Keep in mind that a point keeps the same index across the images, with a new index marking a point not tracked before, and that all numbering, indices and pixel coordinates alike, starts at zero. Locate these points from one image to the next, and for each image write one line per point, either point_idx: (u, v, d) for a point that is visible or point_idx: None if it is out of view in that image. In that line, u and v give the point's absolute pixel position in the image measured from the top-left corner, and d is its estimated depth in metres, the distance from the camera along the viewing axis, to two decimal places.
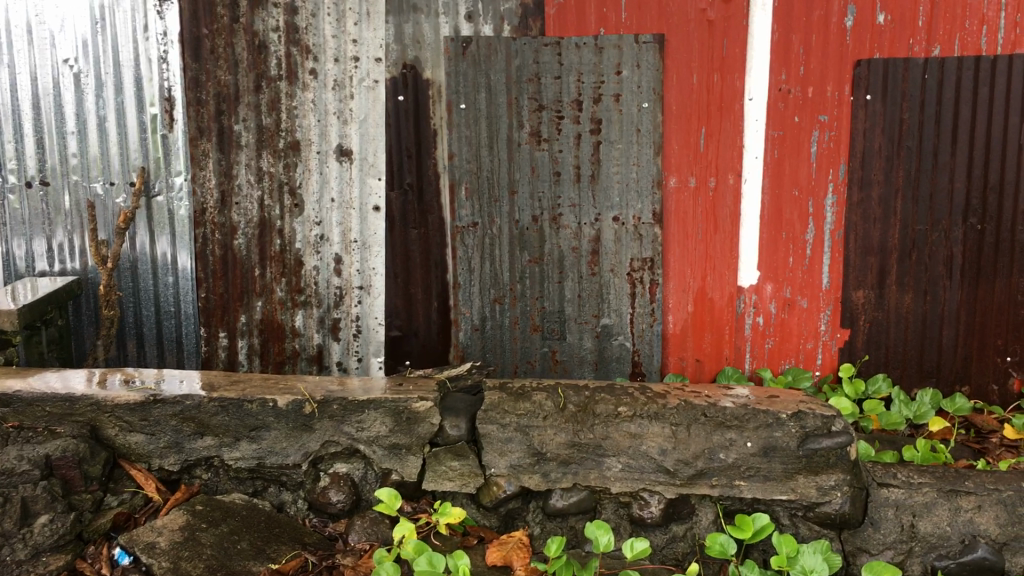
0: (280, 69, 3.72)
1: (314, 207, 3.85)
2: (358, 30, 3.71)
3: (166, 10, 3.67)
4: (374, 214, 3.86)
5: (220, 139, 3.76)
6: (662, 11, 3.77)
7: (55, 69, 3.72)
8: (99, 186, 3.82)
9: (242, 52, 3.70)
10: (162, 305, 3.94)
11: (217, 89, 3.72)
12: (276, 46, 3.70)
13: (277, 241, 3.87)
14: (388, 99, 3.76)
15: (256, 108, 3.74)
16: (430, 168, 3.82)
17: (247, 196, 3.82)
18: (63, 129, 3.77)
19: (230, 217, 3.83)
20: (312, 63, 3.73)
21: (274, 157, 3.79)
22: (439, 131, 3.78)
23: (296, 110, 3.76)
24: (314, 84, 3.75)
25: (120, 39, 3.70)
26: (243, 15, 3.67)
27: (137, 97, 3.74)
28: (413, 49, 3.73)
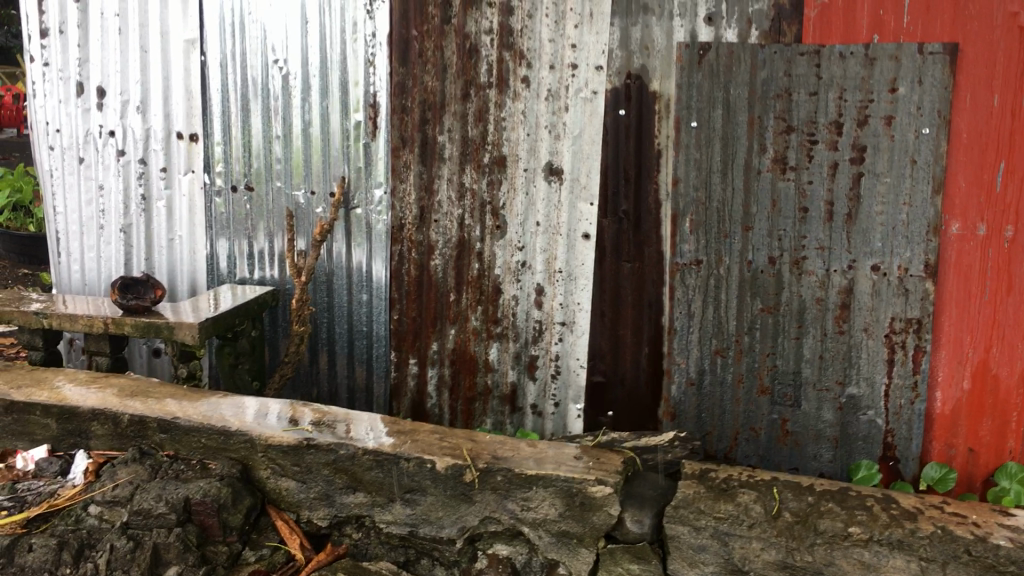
0: (491, 76, 3.32)
1: (517, 230, 3.44)
2: (579, 33, 3.22)
3: (376, 8, 3.38)
4: (582, 243, 3.38)
5: (423, 151, 3.44)
6: (957, 17, 3.00)
7: (266, 70, 3.53)
8: (301, 195, 3.61)
9: (452, 56, 3.34)
10: (355, 324, 3.69)
11: (423, 96, 3.40)
12: (488, 50, 3.31)
13: (476, 266, 3.50)
14: (608, 113, 3.26)
15: (462, 118, 3.38)
16: (650, 194, 3.29)
17: (447, 213, 3.48)
18: (270, 132, 3.58)
19: (428, 235, 3.51)
20: (525, 70, 3.30)
21: (477, 173, 3.42)
22: (663, 152, 3.25)
23: (504, 122, 3.35)
24: (525, 93, 3.31)
25: (329, 39, 3.44)
26: (455, 15, 3.31)
27: (343, 102, 3.48)
28: (641, 57, 3.20)
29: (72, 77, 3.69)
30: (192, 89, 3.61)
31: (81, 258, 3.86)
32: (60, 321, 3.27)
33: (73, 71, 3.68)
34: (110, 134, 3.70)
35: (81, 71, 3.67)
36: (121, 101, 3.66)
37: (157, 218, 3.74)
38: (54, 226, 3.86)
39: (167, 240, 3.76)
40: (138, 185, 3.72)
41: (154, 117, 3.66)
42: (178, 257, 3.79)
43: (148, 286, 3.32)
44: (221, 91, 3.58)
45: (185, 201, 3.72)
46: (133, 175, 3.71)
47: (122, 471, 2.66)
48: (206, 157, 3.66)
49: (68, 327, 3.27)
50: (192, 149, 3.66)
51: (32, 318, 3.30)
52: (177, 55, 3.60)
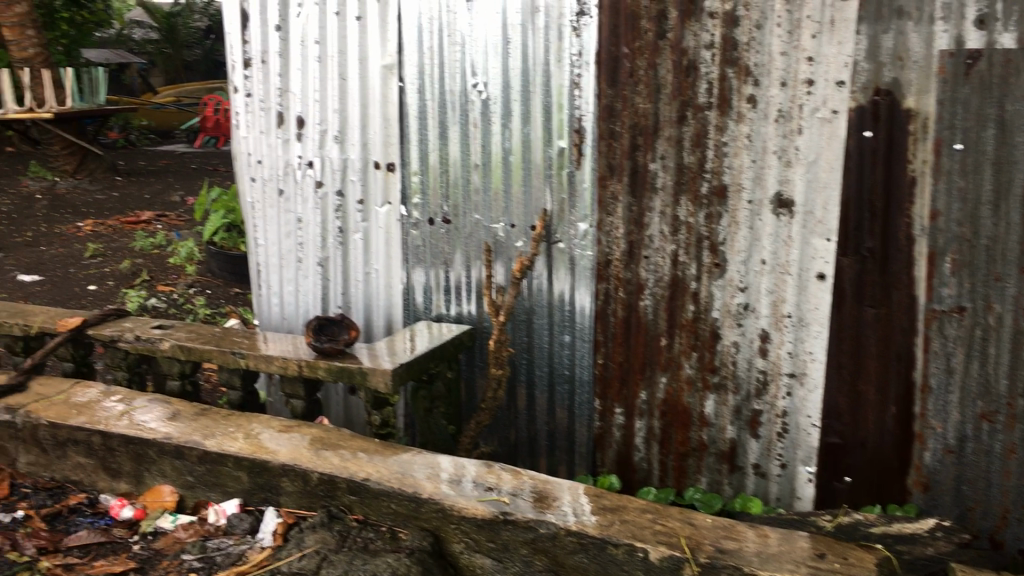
0: (711, 95, 2.96)
1: (739, 268, 3.04)
2: (817, 44, 2.79)
3: (584, 26, 3.07)
4: (815, 284, 2.94)
5: (633, 180, 3.12)
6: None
7: (465, 95, 3.30)
8: (500, 228, 3.36)
9: (666, 75, 3.00)
10: (556, 367, 3.40)
11: (634, 119, 3.07)
12: (708, 66, 2.95)
13: (691, 308, 3.13)
14: (851, 136, 2.80)
15: (678, 143, 3.03)
16: (901, 229, 2.80)
17: (659, 249, 3.14)
18: (468, 161, 3.36)
19: (638, 272, 3.18)
20: (751, 88, 2.90)
21: (693, 205, 3.05)
22: (918, 179, 2.75)
23: (726, 148, 2.97)
24: (751, 114, 2.91)
25: (532, 59, 3.17)
26: (671, 29, 2.97)
27: (545, 128, 3.20)
28: (893, 69, 2.72)
29: (272, 108, 3.61)
30: (389, 116, 3.43)
31: (280, 291, 3.80)
32: (256, 362, 3.19)
33: (274, 102, 3.59)
34: (309, 165, 3.58)
35: (281, 101, 3.58)
36: (319, 131, 3.53)
37: (353, 251, 3.60)
38: (256, 258, 3.82)
39: (364, 274, 3.62)
40: (335, 218, 3.59)
41: (350, 146, 3.50)
42: (374, 291, 3.63)
43: (342, 325, 3.17)
44: (419, 119, 3.39)
45: (381, 234, 3.55)
46: (331, 207, 3.58)
47: (309, 539, 2.50)
48: (403, 187, 3.48)
49: (264, 368, 3.18)
50: (388, 179, 3.49)
51: (230, 357, 3.23)
52: (374, 82, 3.42)
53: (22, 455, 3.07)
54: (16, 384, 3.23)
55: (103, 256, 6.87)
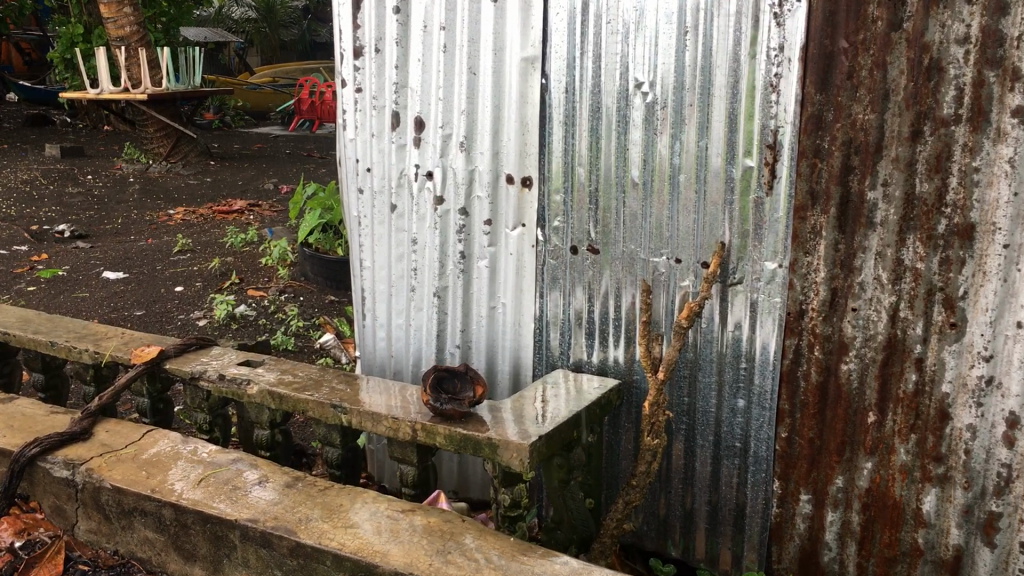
0: (960, 107, 2.25)
1: (983, 331, 2.33)
2: None
3: (788, 13, 2.39)
4: None
5: (843, 212, 2.44)
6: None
7: (626, 97, 2.66)
8: (661, 262, 2.72)
9: (899, 77, 2.31)
10: (724, 437, 2.76)
11: (849, 134, 2.39)
12: (958, 67, 2.24)
13: (912, 378, 2.44)
14: None
15: (909, 167, 2.34)
16: None
17: (872, 301, 2.44)
18: (626, 179, 2.72)
19: (843, 327, 2.50)
20: (1021, 98, 2.18)
21: (925, 245, 2.35)
22: None
23: (976, 175, 2.27)
24: (1016, 132, 2.20)
25: (716, 55, 2.51)
26: (910, 18, 2.27)
27: (727, 141, 2.54)
28: None
29: (387, 106, 3.02)
30: (527, 121, 2.81)
31: (387, 324, 3.23)
32: (361, 420, 2.62)
33: (388, 99, 3.01)
34: (427, 177, 2.99)
35: (397, 99, 2.99)
36: (442, 135, 2.93)
37: (476, 280, 3.01)
38: (361, 283, 3.25)
39: (488, 309, 3.02)
40: (457, 241, 2.99)
41: (478, 155, 2.90)
42: (498, 328, 3.04)
43: (465, 379, 2.52)
44: (564, 125, 2.77)
45: (511, 261, 2.95)
46: (451, 227, 2.99)
47: None
48: (540, 207, 2.86)
49: (371, 429, 2.61)
50: (524, 196, 2.88)
51: (330, 412, 2.67)
52: (510, 77, 2.81)
53: (81, 520, 2.60)
54: (77, 431, 2.73)
55: (191, 252, 6.44)
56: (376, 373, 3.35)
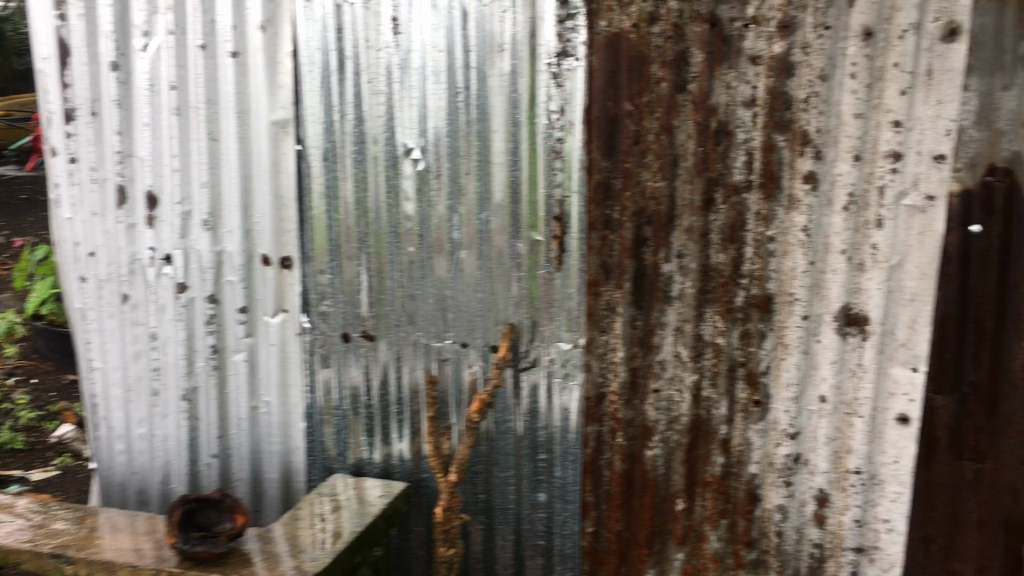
0: (751, 172, 2.11)
1: (787, 407, 2.19)
2: (908, 103, 1.98)
3: (567, 73, 2.20)
4: (895, 429, 2.12)
5: (638, 285, 2.23)
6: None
7: (395, 165, 2.35)
8: (447, 346, 2.43)
9: (687, 142, 2.14)
10: (527, 535, 2.50)
11: (639, 203, 2.19)
12: (747, 130, 2.10)
13: (719, 461, 2.27)
14: (951, 232, 2.00)
15: (703, 237, 2.17)
16: (1017, 359, 2.02)
17: (674, 381, 2.26)
18: (400, 257, 2.40)
19: (645, 410, 2.30)
20: (811, 163, 2.07)
21: (724, 319, 2.19)
22: None
23: (771, 244, 2.13)
24: (808, 199, 2.08)
25: (494, 116, 2.26)
26: (696, 78, 2.11)
27: (511, 213, 2.30)
28: (1014, 139, 1.94)
29: (109, 179, 2.54)
30: (282, 193, 2.44)
31: (127, 435, 2.73)
32: (91, 570, 2.12)
33: (110, 172, 2.53)
34: (165, 261, 2.55)
35: (122, 170, 2.52)
36: (179, 213, 2.50)
37: (234, 377, 2.59)
38: (91, 387, 2.73)
39: (248, 409, 2.60)
40: (207, 334, 2.57)
41: (226, 235, 2.49)
42: (263, 430, 2.61)
43: (221, 509, 2.20)
44: (325, 198, 2.41)
45: (273, 353, 2.55)
46: (199, 317, 2.56)
47: None
48: (303, 291, 2.49)
49: None
50: (284, 279, 2.49)
51: (50, 563, 2.16)
52: (259, 143, 2.42)
53: None
54: None
55: None
56: (115, 498, 2.81)
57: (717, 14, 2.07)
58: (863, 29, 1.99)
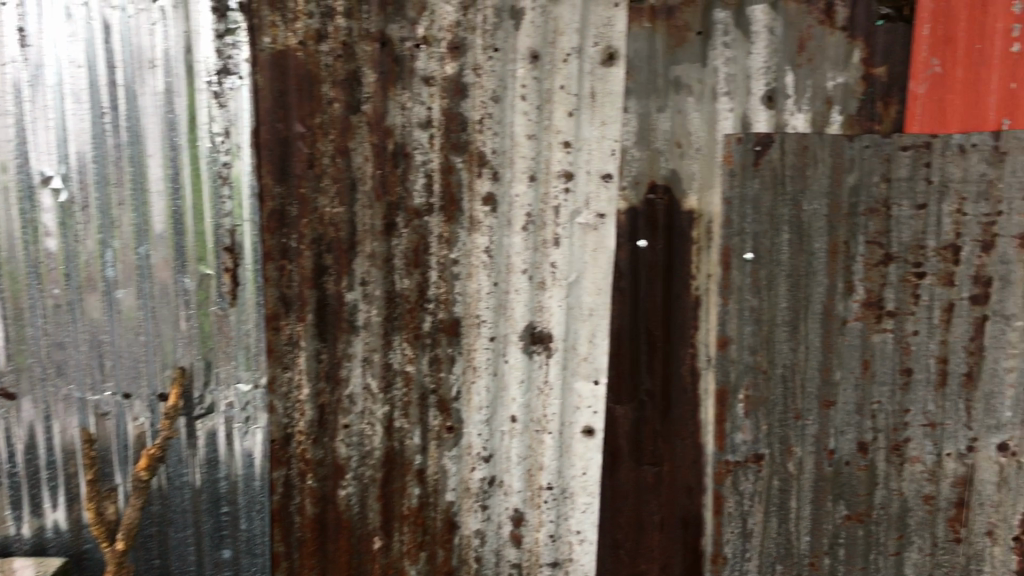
0: (431, 194, 2.07)
1: (480, 430, 2.16)
2: (575, 124, 2.04)
3: (229, 92, 2.04)
4: (582, 441, 2.16)
5: (321, 317, 2.11)
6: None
7: (31, 195, 2.08)
8: (106, 397, 2.16)
9: (364, 165, 2.06)
10: None
11: (318, 230, 2.08)
12: (424, 152, 2.06)
13: (415, 492, 2.20)
14: (620, 247, 2.09)
15: (385, 262, 2.09)
16: (685, 364, 2.12)
17: (364, 414, 2.16)
18: (43, 300, 2.12)
19: (335, 447, 2.17)
20: (489, 184, 2.07)
21: (413, 345, 2.13)
22: (704, 299, 2.09)
23: (455, 266, 2.10)
24: (488, 220, 2.08)
25: (148, 140, 2.04)
26: (370, 99, 2.04)
27: (174, 245, 2.09)
28: (669, 158, 2.05)
29: None
30: None
31: None
32: None
33: None
34: None
35: None
36: None
37: None
38: None
39: None
40: None
41: None
42: None
43: None
44: None
45: None
46: None
47: None
48: None
49: None
50: None
51: None
52: None
53: None
54: None
55: None
56: None
57: (387, 34, 2.02)
58: (530, 52, 2.02)
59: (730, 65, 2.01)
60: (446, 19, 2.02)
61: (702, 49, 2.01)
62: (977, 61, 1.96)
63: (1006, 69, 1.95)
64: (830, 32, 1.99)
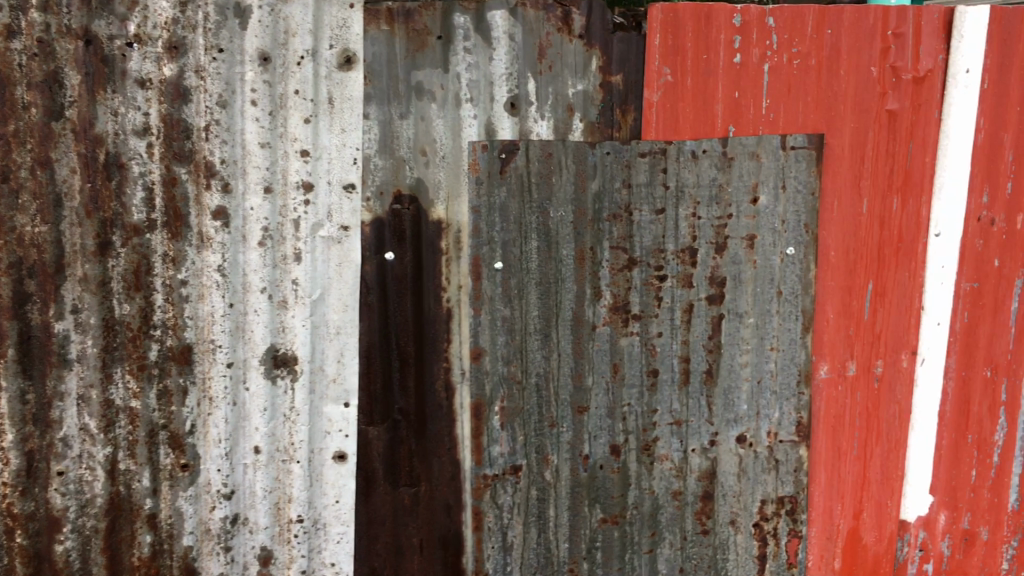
0: (153, 210, 1.87)
1: (219, 465, 1.98)
2: (312, 131, 1.90)
3: None
4: (333, 468, 2.03)
5: (25, 352, 1.85)
6: (822, 84, 2.07)
7: None
8: None
9: (70, 178, 1.82)
10: None
11: (16, 252, 1.82)
12: (142, 163, 1.85)
13: (146, 540, 1.98)
14: (366, 261, 1.98)
15: (100, 287, 1.86)
16: (439, 380, 2.04)
17: (82, 459, 1.92)
18: None
19: (48, 499, 1.91)
20: (219, 197, 1.89)
21: (138, 378, 1.91)
22: (454, 312, 2.02)
23: (184, 288, 1.90)
24: (219, 236, 1.90)
25: None
26: (74, 103, 1.81)
27: None
28: (414, 166, 1.96)
29: None
30: None
31: None
32: None
33: None
34: None
35: None
36: None
37: None
38: None
39: None
40: None
41: None
42: None
43: None
44: None
45: None
46: None
47: None
48: None
49: None
50: None
51: None
52: None
53: None
54: None
55: None
56: None
57: (92, 31, 1.80)
58: (259, 53, 1.87)
59: (472, 71, 1.95)
60: (161, 15, 1.82)
61: (443, 54, 1.94)
62: (704, 70, 2.02)
63: (730, 78, 2.03)
64: (568, 39, 1.99)
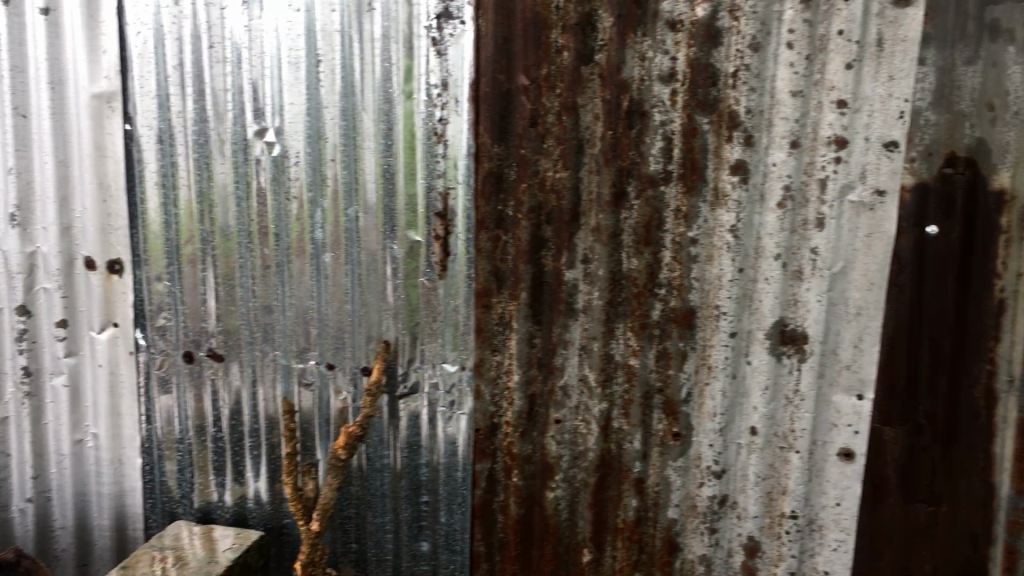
0: (670, 161, 1.77)
1: (712, 440, 1.83)
2: (854, 78, 1.65)
3: (449, 39, 1.82)
4: (837, 466, 1.78)
5: (537, 296, 1.88)
6: None
7: (245, 149, 1.96)
8: (311, 368, 2.03)
9: (593, 126, 1.79)
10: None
11: (538, 197, 1.84)
12: (665, 111, 1.75)
13: (632, 505, 1.90)
14: (903, 233, 1.67)
15: (612, 238, 1.82)
16: (980, 385, 1.69)
17: (579, 410, 1.89)
18: (252, 260, 2.00)
19: (545, 444, 1.92)
20: (740, 151, 1.73)
21: (638, 336, 1.84)
22: (1010, 304, 1.65)
23: (693, 248, 1.78)
24: (737, 193, 1.74)
25: (360, 94, 1.88)
26: (605, 48, 1.76)
27: (385, 209, 1.92)
28: (977, 122, 1.61)
29: None
30: (107, 181, 2.04)
31: None
32: None
33: None
34: None
35: None
36: None
37: (51, 404, 2.16)
38: None
39: (73, 443, 2.17)
40: (19, 352, 2.14)
41: (41, 233, 2.08)
42: (91, 468, 2.18)
43: None
44: (161, 189, 2.01)
45: (101, 375, 2.13)
46: (7, 333, 2.15)
47: None
48: (136, 300, 2.08)
49: None
50: (113, 286, 2.08)
51: None
52: (78, 120, 2.02)
53: None
54: None
55: None
56: None
57: None
58: None
59: None
60: None
61: None
62: None
63: None
64: None
